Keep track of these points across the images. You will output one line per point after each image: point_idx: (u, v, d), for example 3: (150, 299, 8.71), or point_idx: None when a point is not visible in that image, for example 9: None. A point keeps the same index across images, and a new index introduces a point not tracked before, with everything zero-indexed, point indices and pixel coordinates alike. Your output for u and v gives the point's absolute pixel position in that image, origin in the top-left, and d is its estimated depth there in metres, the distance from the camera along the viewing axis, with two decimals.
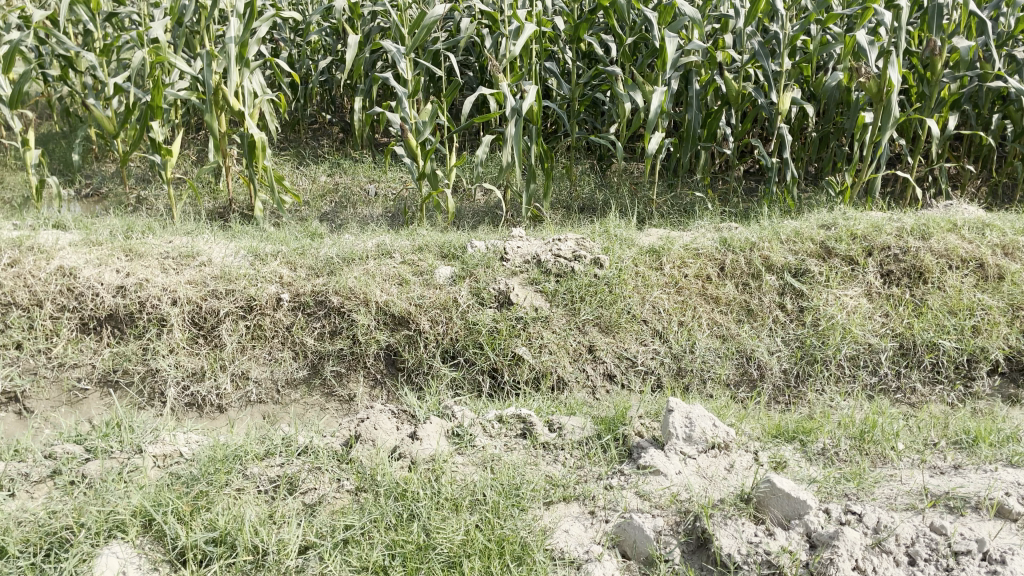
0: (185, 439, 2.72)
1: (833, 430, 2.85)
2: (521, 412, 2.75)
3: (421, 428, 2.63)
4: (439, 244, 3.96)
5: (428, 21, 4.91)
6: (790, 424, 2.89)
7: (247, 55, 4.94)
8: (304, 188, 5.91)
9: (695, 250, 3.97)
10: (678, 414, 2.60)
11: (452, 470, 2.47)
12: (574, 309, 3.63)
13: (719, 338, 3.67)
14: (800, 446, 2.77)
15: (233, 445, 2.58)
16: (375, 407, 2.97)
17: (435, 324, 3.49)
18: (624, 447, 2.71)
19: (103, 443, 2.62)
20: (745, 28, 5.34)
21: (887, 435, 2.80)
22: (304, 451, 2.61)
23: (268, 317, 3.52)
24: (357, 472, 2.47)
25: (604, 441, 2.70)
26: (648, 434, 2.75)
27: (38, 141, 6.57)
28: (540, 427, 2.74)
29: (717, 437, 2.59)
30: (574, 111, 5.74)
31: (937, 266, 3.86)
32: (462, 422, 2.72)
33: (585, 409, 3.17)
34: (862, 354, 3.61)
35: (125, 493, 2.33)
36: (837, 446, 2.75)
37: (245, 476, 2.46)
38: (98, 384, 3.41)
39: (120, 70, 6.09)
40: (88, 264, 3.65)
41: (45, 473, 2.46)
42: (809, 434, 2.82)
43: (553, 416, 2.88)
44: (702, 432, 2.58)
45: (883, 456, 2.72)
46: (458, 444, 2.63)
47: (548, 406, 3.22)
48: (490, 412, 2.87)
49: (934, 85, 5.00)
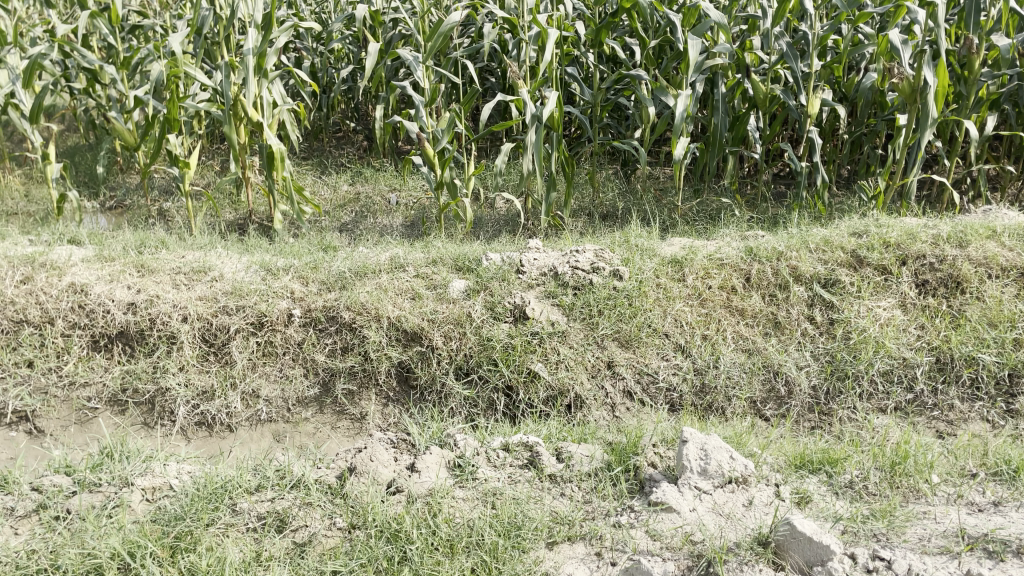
0: (176, 470, 2.64)
1: (861, 460, 2.69)
2: (527, 439, 2.64)
3: (420, 459, 2.54)
4: (453, 257, 3.86)
5: (445, 28, 4.83)
6: (817, 450, 2.74)
7: (264, 66, 4.90)
8: (325, 199, 5.85)
9: (720, 260, 3.82)
10: (693, 446, 2.47)
11: (449, 506, 2.36)
12: (591, 324, 3.50)
13: (745, 352, 3.52)
14: (826, 478, 2.61)
15: (225, 477, 2.52)
16: (374, 436, 2.85)
17: (448, 340, 3.39)
18: (636, 480, 2.57)
19: (92, 475, 2.55)
20: (772, 28, 5.19)
21: (920, 466, 2.63)
22: (297, 484, 2.53)
23: (279, 333, 3.46)
24: (348, 508, 2.38)
25: (614, 474, 2.57)
26: (662, 465, 2.60)
27: (63, 153, 6.60)
28: (548, 458, 2.61)
29: (734, 471, 2.45)
30: (597, 117, 5.61)
31: (975, 275, 3.67)
32: (463, 452, 2.61)
33: (599, 434, 2.99)
34: (896, 369, 3.44)
35: (104, 533, 2.26)
36: (867, 479, 2.59)
37: (234, 511, 2.40)
38: (107, 402, 3.36)
39: (141, 81, 6.10)
40: (99, 281, 3.61)
41: (30, 507, 2.41)
42: (836, 464, 2.66)
43: (561, 444, 2.77)
44: (719, 466, 2.44)
45: (915, 490, 2.55)
46: (459, 477, 2.52)
47: (558, 431, 3.02)
48: (495, 439, 2.77)
49: (972, 85, 4.83)
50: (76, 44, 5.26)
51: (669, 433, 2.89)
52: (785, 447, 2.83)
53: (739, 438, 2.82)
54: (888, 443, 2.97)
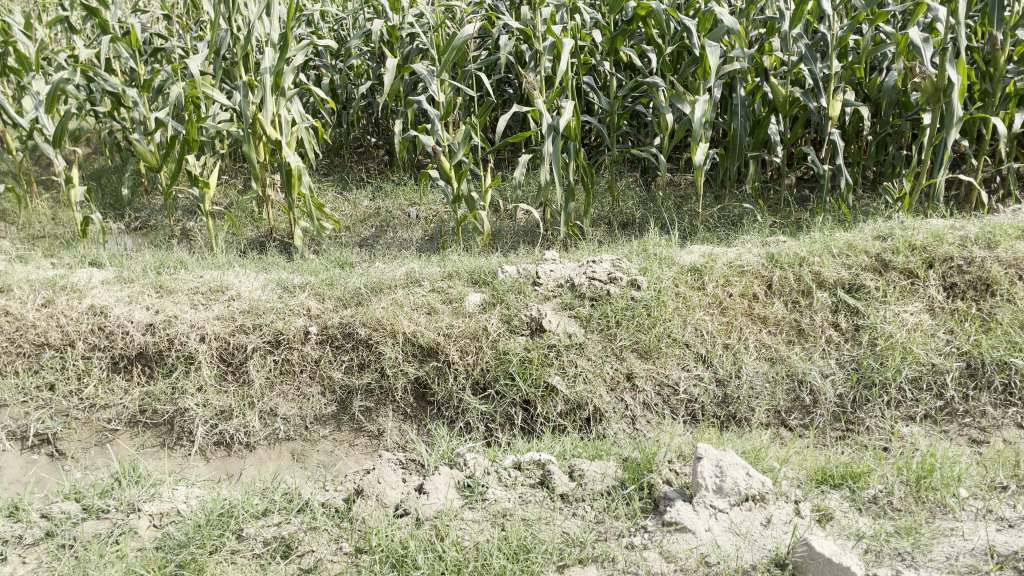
0: (184, 494, 2.63)
1: (886, 474, 2.61)
2: (539, 458, 2.60)
3: (428, 480, 2.51)
4: (469, 270, 3.83)
5: (459, 41, 4.82)
6: (839, 462, 2.66)
7: (281, 84, 4.93)
8: (346, 214, 5.85)
9: (740, 267, 3.75)
10: (707, 462, 2.40)
11: (457, 529, 2.33)
12: (610, 335, 3.45)
13: (768, 361, 3.44)
14: (849, 493, 2.54)
15: (233, 500, 2.52)
16: (384, 456, 2.81)
17: (465, 355, 3.36)
18: (650, 499, 2.52)
19: (100, 501, 2.54)
20: (790, 30, 5.11)
21: (947, 480, 2.54)
22: (304, 508, 2.50)
23: (297, 351, 3.45)
24: (354, 532, 2.35)
25: (627, 492, 2.51)
26: (678, 482, 2.55)
27: (89, 176, 6.68)
28: (561, 476, 2.57)
29: (751, 489, 2.38)
30: (614, 125, 5.56)
31: (1005, 277, 3.57)
32: (473, 471, 2.57)
33: (615, 449, 2.92)
34: (926, 375, 3.35)
35: (109, 561, 2.26)
36: (891, 494, 2.52)
37: (240, 537, 2.39)
38: (127, 424, 3.37)
39: (162, 102, 6.16)
40: (119, 302, 3.64)
41: (38, 535, 2.40)
42: (859, 479, 2.57)
43: (575, 461, 2.72)
44: (734, 483, 2.37)
45: (942, 505, 2.47)
46: (469, 498, 2.48)
47: (572, 447, 2.95)
48: (508, 458, 2.73)
49: (997, 81, 4.73)
50: (98, 69, 5.32)
51: (689, 447, 2.82)
52: (809, 460, 2.76)
53: (758, 452, 2.74)
54: (915, 455, 2.88)
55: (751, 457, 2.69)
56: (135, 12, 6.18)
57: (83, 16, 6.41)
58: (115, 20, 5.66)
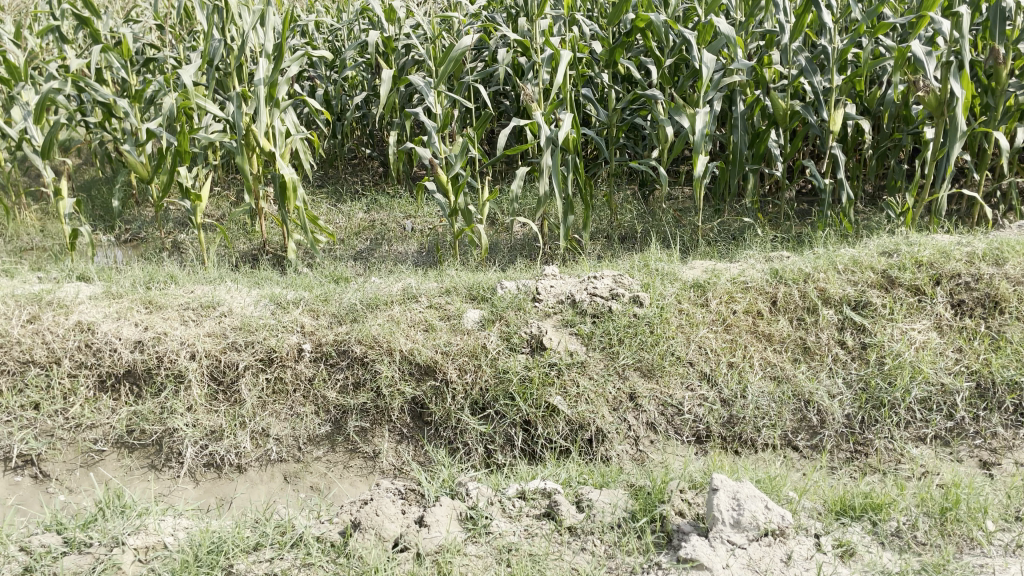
0: (171, 526, 2.53)
1: (908, 506, 2.53)
2: (546, 487, 2.51)
3: (429, 513, 2.41)
4: (467, 285, 3.75)
5: (456, 52, 4.73)
6: (860, 492, 2.58)
7: (276, 95, 4.84)
8: (340, 226, 5.76)
9: (744, 283, 3.68)
10: (724, 495, 2.30)
11: (459, 566, 2.25)
12: (612, 354, 3.36)
13: (773, 380, 3.37)
14: (871, 526, 2.46)
15: (222, 533, 2.42)
16: (382, 484, 2.65)
17: (463, 373, 3.26)
18: (663, 532, 2.42)
19: (82, 534, 2.43)
20: (790, 43, 5.06)
21: (974, 513, 2.47)
22: (298, 543, 2.40)
23: (290, 369, 3.35)
24: (351, 570, 2.25)
25: (639, 526, 2.41)
26: (691, 514, 2.46)
27: (78, 187, 6.57)
28: (568, 505, 2.47)
29: (770, 523, 2.29)
30: (613, 137, 5.51)
31: (1015, 295, 3.50)
32: (476, 502, 2.48)
33: (622, 476, 2.82)
34: (935, 396, 3.27)
35: None
36: (915, 528, 2.44)
37: (229, 573, 2.29)
38: (114, 445, 3.27)
39: (153, 112, 6.05)
40: (106, 319, 3.54)
41: (16, 571, 2.29)
42: (882, 510, 2.50)
43: (582, 489, 2.63)
44: (753, 517, 2.28)
45: (970, 539, 2.39)
46: (472, 531, 2.39)
47: (578, 474, 2.85)
48: (510, 487, 2.63)
49: (1000, 95, 4.75)
50: (89, 80, 5.22)
51: (698, 474, 2.74)
52: (824, 492, 2.69)
53: (773, 481, 2.65)
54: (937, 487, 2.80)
55: (766, 487, 2.60)
56: (128, 22, 6.10)
57: (74, 25, 6.34)
58: (106, 30, 5.56)
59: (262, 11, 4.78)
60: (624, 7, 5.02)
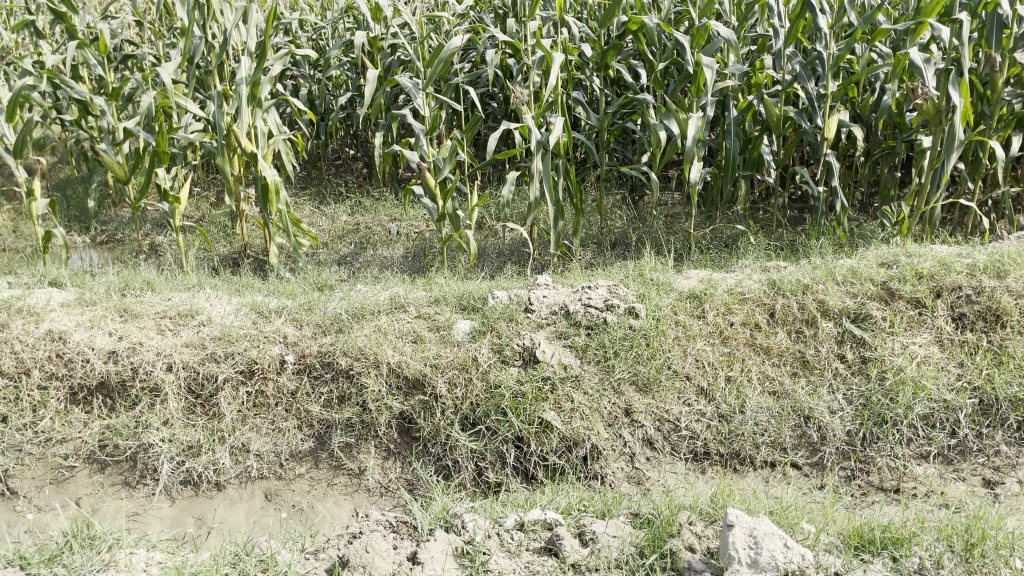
0: (143, 561, 2.38)
1: (930, 539, 2.39)
2: (548, 518, 2.42)
3: (423, 549, 2.28)
4: (457, 295, 3.63)
5: (446, 52, 4.59)
6: (878, 525, 2.46)
7: (258, 95, 4.68)
8: (324, 229, 5.62)
9: (741, 295, 3.58)
10: (739, 530, 2.18)
11: None
12: (607, 368, 3.25)
13: (772, 395, 3.27)
14: (891, 562, 2.32)
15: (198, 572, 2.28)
16: (372, 516, 2.51)
17: (453, 387, 3.14)
18: (672, 569, 2.31)
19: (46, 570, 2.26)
20: (785, 48, 4.98)
21: (1000, 548, 2.32)
22: None
23: (272, 382, 3.21)
24: None
25: (647, 563, 2.30)
26: (702, 549, 2.35)
27: (53, 186, 6.38)
28: (571, 540, 2.34)
29: (790, 563, 2.10)
30: (604, 142, 5.40)
31: (1017, 308, 3.42)
32: (473, 537, 2.36)
33: (624, 502, 2.70)
34: (937, 413, 3.19)
35: None
36: (940, 565, 2.29)
37: None
38: (86, 460, 3.11)
39: (131, 110, 5.87)
40: (78, 328, 3.38)
41: None
42: (902, 545, 2.37)
43: (583, 518, 2.54)
44: (770, 557, 2.11)
45: None
46: (469, 569, 2.27)
47: (579, 501, 2.71)
48: (509, 516, 2.53)
49: (995, 104, 4.70)
50: (64, 78, 5.04)
51: (701, 502, 2.63)
52: (837, 522, 2.58)
53: (785, 512, 2.57)
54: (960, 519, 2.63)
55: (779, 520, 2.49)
56: (105, 17, 5.91)
57: (49, 20, 6.14)
58: (82, 25, 5.38)
59: (245, 8, 4.62)
60: (616, 9, 4.91)
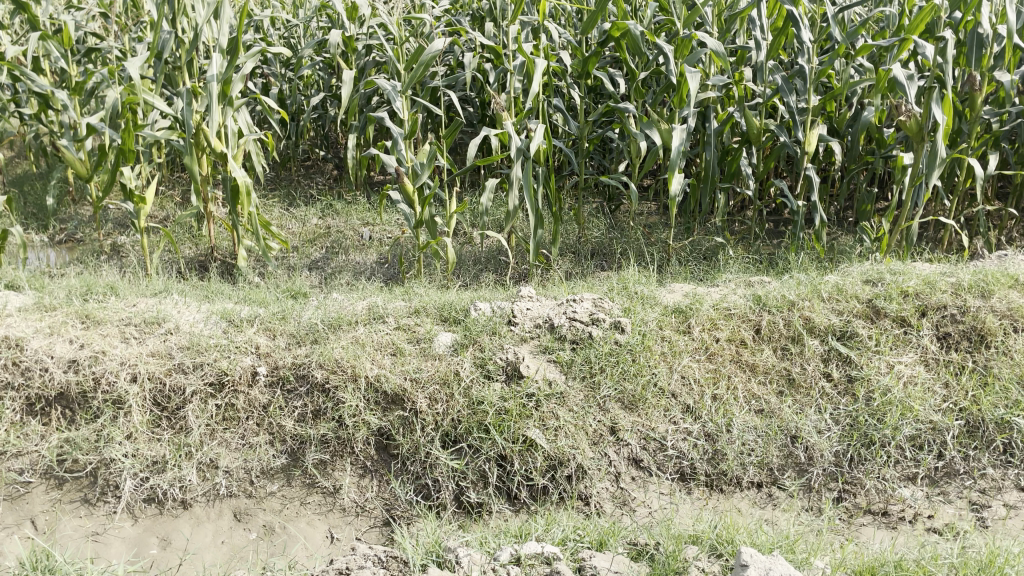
0: None
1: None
2: (546, 552, 2.31)
3: None
4: (438, 306, 3.52)
5: (426, 55, 4.45)
6: (889, 560, 2.38)
7: (229, 93, 4.50)
8: (294, 233, 5.46)
9: (727, 310, 3.52)
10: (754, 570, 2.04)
11: None
12: (592, 384, 3.17)
13: (759, 414, 3.22)
14: None
15: None
16: (358, 550, 2.39)
17: (433, 403, 3.03)
18: None
19: None
20: (767, 61, 4.93)
21: None
22: None
23: (242, 395, 3.07)
24: None
25: None
26: None
27: (10, 182, 6.12)
28: None
29: None
30: (583, 150, 5.30)
31: (1000, 329, 3.40)
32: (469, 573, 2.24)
33: (619, 530, 2.61)
34: (924, 434, 3.16)
35: None
36: None
37: None
38: (42, 476, 2.94)
39: (94, 105, 5.64)
40: (37, 335, 3.20)
41: None
42: None
43: (580, 551, 2.44)
44: None
45: None
46: None
47: (574, 531, 2.60)
48: (504, 548, 2.41)
49: (974, 122, 4.67)
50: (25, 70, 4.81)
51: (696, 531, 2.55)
52: (838, 553, 2.50)
53: (790, 544, 2.48)
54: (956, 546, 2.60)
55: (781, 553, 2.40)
56: (69, 9, 5.67)
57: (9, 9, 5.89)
58: (45, 15, 5.14)
59: (217, 3, 4.44)
60: (598, 16, 4.81)
